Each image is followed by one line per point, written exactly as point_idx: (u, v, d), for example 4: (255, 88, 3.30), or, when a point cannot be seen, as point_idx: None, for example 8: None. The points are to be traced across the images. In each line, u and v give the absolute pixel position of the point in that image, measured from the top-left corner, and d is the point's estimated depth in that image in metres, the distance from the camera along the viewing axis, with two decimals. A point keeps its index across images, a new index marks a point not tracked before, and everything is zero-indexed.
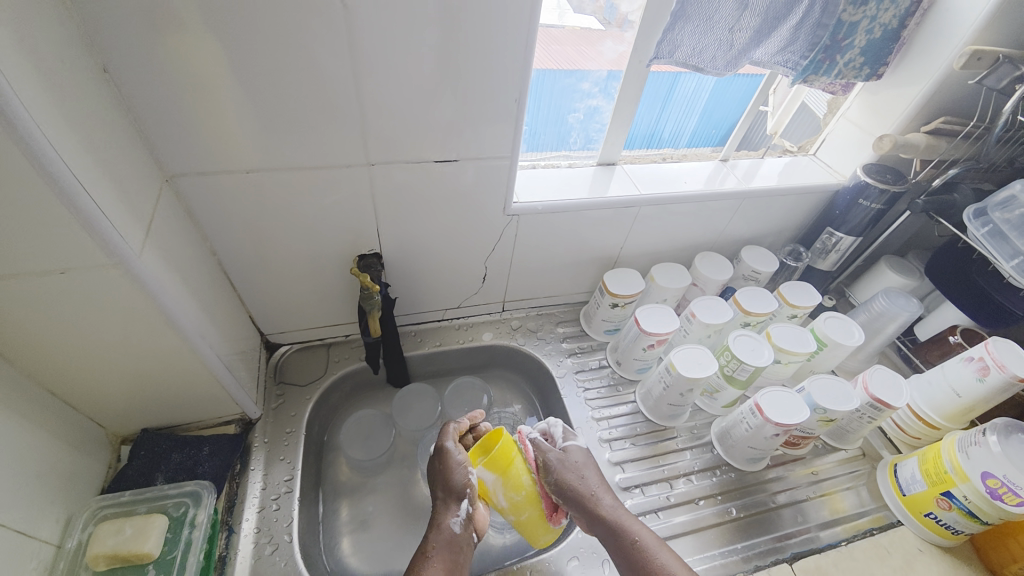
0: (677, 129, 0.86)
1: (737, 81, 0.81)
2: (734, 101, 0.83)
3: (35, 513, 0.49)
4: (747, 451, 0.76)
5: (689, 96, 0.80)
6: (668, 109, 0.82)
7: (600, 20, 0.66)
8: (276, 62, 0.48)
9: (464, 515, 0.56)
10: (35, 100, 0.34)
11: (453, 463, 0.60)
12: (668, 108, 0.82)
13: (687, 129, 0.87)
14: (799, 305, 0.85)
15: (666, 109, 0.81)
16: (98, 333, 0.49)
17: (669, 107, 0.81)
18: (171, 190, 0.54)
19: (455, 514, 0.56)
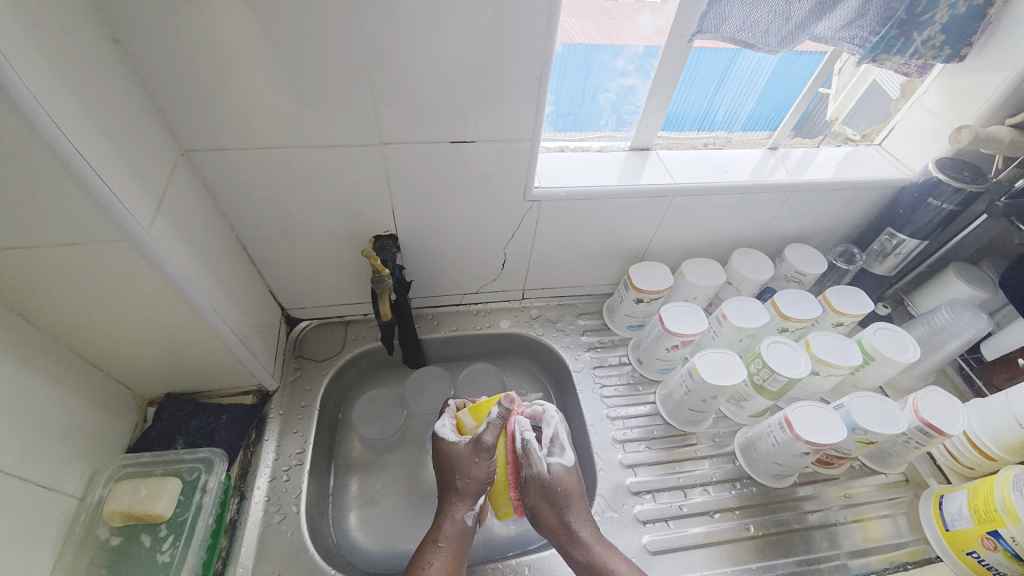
0: (732, 110, 0.78)
1: (801, 60, 0.72)
2: (797, 82, 0.74)
3: (57, 467, 0.53)
4: (773, 467, 0.71)
5: (748, 74, 0.72)
6: (724, 88, 0.74)
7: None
8: (282, 36, 0.47)
9: (478, 511, 0.63)
10: (37, 73, 0.35)
11: (482, 464, 0.63)
12: (724, 87, 0.74)
13: (744, 111, 0.79)
14: (847, 312, 0.78)
15: (722, 88, 0.74)
16: (115, 303, 0.51)
17: (726, 84, 0.73)
18: (188, 164, 0.55)
19: (468, 510, 0.62)
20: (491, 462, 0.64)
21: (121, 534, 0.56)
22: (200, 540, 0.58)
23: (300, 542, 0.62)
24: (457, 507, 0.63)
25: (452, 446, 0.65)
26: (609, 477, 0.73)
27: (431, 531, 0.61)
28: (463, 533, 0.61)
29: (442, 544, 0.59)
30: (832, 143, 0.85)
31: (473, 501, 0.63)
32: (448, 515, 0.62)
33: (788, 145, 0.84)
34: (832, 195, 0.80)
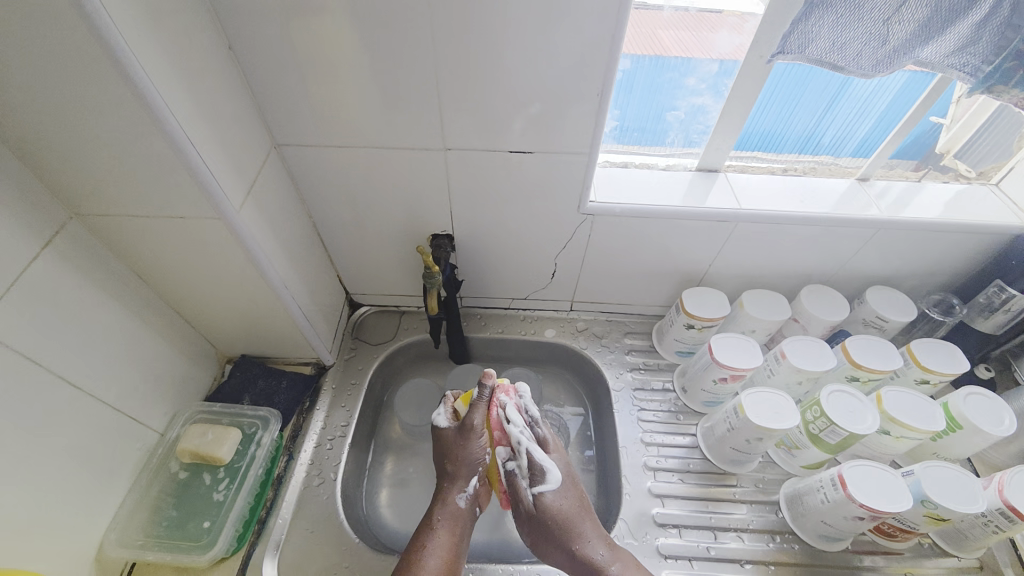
0: (842, 133, 0.71)
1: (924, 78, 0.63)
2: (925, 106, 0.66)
3: (146, 404, 0.62)
4: (821, 525, 0.64)
5: (866, 96, 0.66)
6: (835, 108, 0.67)
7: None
8: (363, 49, 0.52)
9: (470, 493, 0.66)
10: (165, 74, 0.42)
11: (473, 445, 0.67)
12: (836, 108, 0.67)
13: (857, 135, 0.71)
14: (934, 369, 0.69)
15: (833, 109, 0.67)
16: (207, 270, 0.59)
17: (839, 104, 0.67)
18: (279, 156, 0.63)
19: (461, 492, 0.66)
20: (481, 444, 0.67)
21: (188, 470, 0.64)
22: (249, 487, 0.65)
23: (332, 506, 0.67)
24: (451, 489, 0.66)
25: (443, 431, 0.70)
26: (635, 503, 0.70)
27: (428, 514, 0.65)
28: (458, 515, 0.64)
29: (437, 526, 0.63)
30: (938, 179, 0.76)
31: (466, 482, 0.66)
32: (442, 498, 0.66)
33: (880, 177, 0.76)
34: (927, 236, 0.72)
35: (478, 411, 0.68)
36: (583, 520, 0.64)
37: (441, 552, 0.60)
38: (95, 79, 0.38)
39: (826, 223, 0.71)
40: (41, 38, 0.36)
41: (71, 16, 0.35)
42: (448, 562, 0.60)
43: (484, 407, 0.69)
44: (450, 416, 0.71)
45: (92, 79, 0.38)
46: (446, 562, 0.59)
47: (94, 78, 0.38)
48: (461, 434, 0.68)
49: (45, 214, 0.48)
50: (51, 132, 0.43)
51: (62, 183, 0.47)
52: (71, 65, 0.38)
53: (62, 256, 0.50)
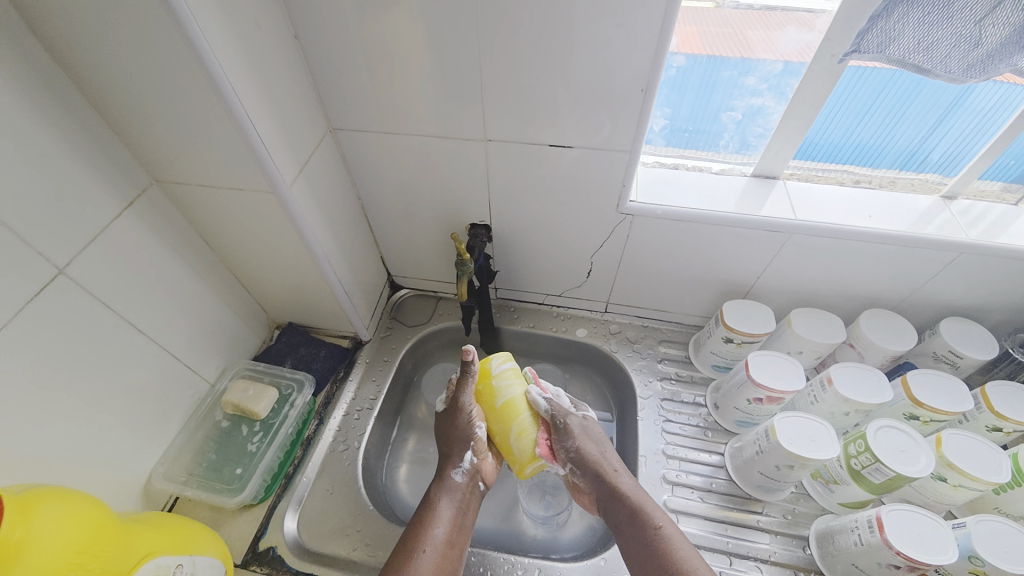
0: (955, 150, 0.64)
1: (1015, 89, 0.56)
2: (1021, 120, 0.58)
3: (202, 356, 0.69)
4: (853, 570, 0.59)
5: (987, 111, 0.59)
6: (949, 122, 0.61)
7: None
8: (414, 37, 0.54)
9: (466, 468, 0.67)
10: (234, 57, 0.46)
11: (462, 421, 0.68)
12: (949, 122, 0.61)
13: (975, 152, 0.63)
14: (1009, 417, 0.60)
15: (946, 123, 0.61)
16: (261, 240, 0.65)
17: (953, 119, 0.60)
18: (334, 139, 0.67)
19: (457, 467, 0.67)
20: (472, 420, 0.68)
21: (230, 420, 0.70)
22: (279, 443, 0.69)
23: (353, 473, 0.71)
24: (447, 465, 0.67)
25: (438, 415, 0.72)
26: None
27: (428, 493, 0.65)
28: (457, 489, 0.65)
29: (437, 501, 0.63)
30: None
31: (461, 457, 0.67)
32: (440, 478, 0.66)
33: (971, 197, 0.68)
34: (1021, 265, 0.63)
35: (465, 388, 0.69)
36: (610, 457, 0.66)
37: (444, 524, 0.61)
38: (172, 58, 0.43)
39: (896, 242, 0.65)
40: (130, 21, 0.41)
41: (156, 3, 0.39)
42: (451, 533, 0.60)
43: (470, 385, 0.69)
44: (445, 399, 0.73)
45: (171, 58, 0.43)
46: (450, 533, 0.60)
47: (173, 57, 0.43)
48: (452, 413, 0.69)
49: (129, 177, 0.54)
50: (136, 105, 0.48)
51: (145, 151, 0.54)
52: (154, 45, 0.42)
53: (140, 216, 0.56)
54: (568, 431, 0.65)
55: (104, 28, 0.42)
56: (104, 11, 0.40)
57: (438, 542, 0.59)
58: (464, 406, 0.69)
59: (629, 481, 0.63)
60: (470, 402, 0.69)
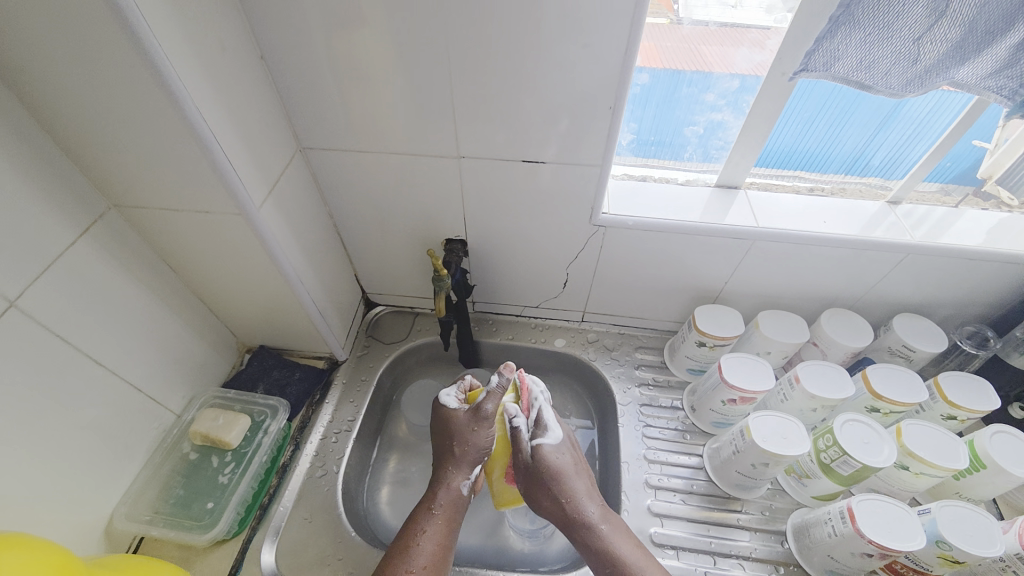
0: (895, 155, 0.69)
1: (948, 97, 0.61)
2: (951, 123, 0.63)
3: (167, 387, 0.66)
4: (830, 560, 0.61)
5: (921, 119, 0.64)
6: (886, 131, 0.65)
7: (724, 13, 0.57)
8: (383, 56, 0.54)
9: (472, 481, 0.68)
10: (197, 79, 0.45)
11: (481, 437, 0.68)
12: (887, 131, 0.65)
13: (912, 157, 0.68)
14: (963, 406, 0.65)
15: (883, 132, 0.65)
16: (230, 262, 0.63)
17: (891, 127, 0.65)
18: (304, 158, 0.66)
19: (465, 479, 0.67)
20: (488, 436, 0.69)
21: (198, 451, 0.67)
22: (252, 473, 0.66)
23: (333, 499, 0.69)
24: (452, 472, 0.67)
25: (454, 414, 0.70)
26: (633, 521, 0.69)
27: (426, 498, 0.66)
28: (457, 500, 0.66)
29: (436, 509, 0.64)
30: (975, 205, 0.73)
31: (470, 471, 0.68)
32: (444, 484, 0.67)
33: (914, 201, 0.74)
34: (960, 263, 0.68)
35: (492, 399, 0.69)
36: (578, 476, 0.67)
37: (435, 535, 0.61)
38: (133, 82, 0.42)
39: (850, 245, 0.69)
40: (86, 45, 0.39)
41: (113, 25, 0.38)
42: (442, 544, 0.61)
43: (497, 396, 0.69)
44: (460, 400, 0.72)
45: (131, 81, 0.42)
46: (442, 544, 0.61)
47: (133, 80, 0.42)
48: (474, 421, 0.69)
49: (86, 202, 0.52)
50: (95, 129, 0.46)
51: (103, 176, 0.51)
52: (112, 68, 0.41)
53: (99, 243, 0.54)
54: (539, 433, 0.68)
55: (58, 51, 0.40)
56: (59, 34, 0.39)
57: (428, 554, 0.59)
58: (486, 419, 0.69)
59: (594, 505, 0.64)
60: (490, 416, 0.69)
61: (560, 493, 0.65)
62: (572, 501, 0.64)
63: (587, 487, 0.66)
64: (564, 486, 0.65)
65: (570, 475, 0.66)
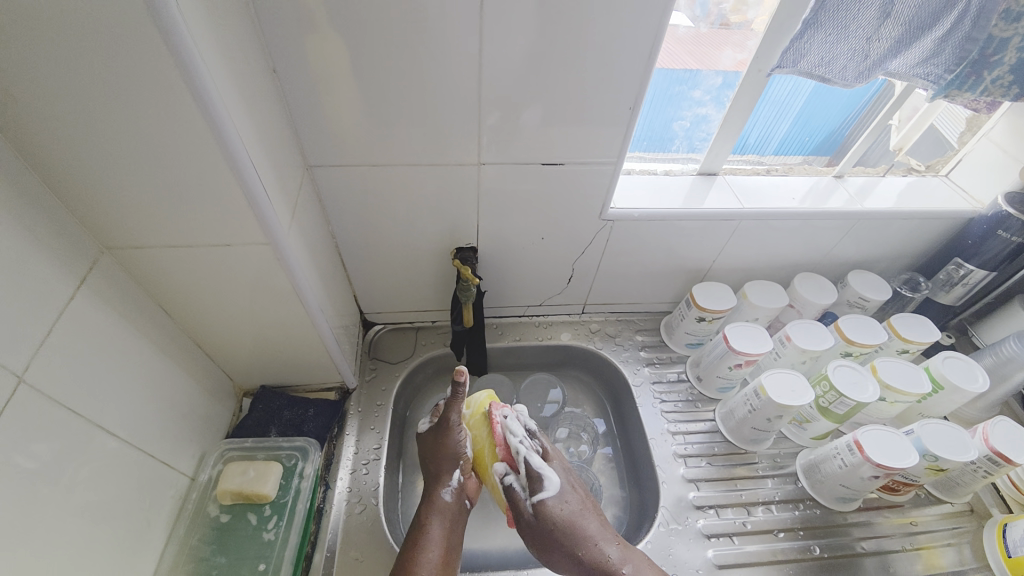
0: (765, 133, 0.79)
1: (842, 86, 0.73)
2: (835, 106, 0.75)
3: (172, 446, 0.59)
4: (838, 489, 0.71)
5: (783, 100, 0.73)
6: (757, 112, 0.75)
7: (690, 18, 0.63)
8: (403, 64, 0.53)
9: (455, 487, 0.65)
10: (232, 98, 0.42)
11: (451, 443, 0.67)
12: (756, 113, 0.75)
13: (777, 133, 0.79)
14: (914, 340, 0.78)
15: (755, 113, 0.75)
16: (240, 297, 0.57)
17: (759, 110, 0.74)
18: (309, 176, 0.62)
19: (446, 487, 0.65)
20: (461, 442, 0.67)
21: (228, 512, 0.63)
22: (299, 522, 0.63)
23: (378, 530, 0.65)
24: (435, 485, 0.65)
25: (424, 434, 0.70)
26: (672, 490, 0.74)
27: (417, 516, 0.64)
28: (447, 509, 0.64)
29: (428, 522, 0.62)
30: (897, 173, 0.87)
31: (449, 477, 0.66)
32: (429, 498, 0.65)
33: (851, 174, 0.85)
34: (898, 222, 0.82)
35: (455, 407, 0.67)
36: (588, 518, 0.63)
37: (435, 547, 0.60)
38: (173, 106, 0.39)
39: (801, 216, 0.79)
40: (118, 68, 0.36)
41: (159, 43, 0.35)
42: (443, 555, 0.59)
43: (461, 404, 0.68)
44: (431, 419, 0.71)
45: (165, 106, 0.38)
46: (442, 554, 0.59)
47: (172, 102, 0.38)
48: (440, 432, 0.67)
49: (79, 247, 0.45)
50: (103, 160, 0.41)
51: (100, 215, 0.45)
52: (146, 92, 0.37)
53: (95, 293, 0.47)
54: (538, 488, 0.63)
55: (74, 75, 0.36)
56: (81, 56, 0.35)
57: (432, 566, 0.58)
58: (454, 426, 0.67)
59: (613, 546, 0.62)
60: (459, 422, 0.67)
61: (574, 546, 0.61)
62: (589, 549, 0.61)
63: (601, 527, 0.63)
64: (578, 537, 0.61)
65: (584, 522, 0.62)
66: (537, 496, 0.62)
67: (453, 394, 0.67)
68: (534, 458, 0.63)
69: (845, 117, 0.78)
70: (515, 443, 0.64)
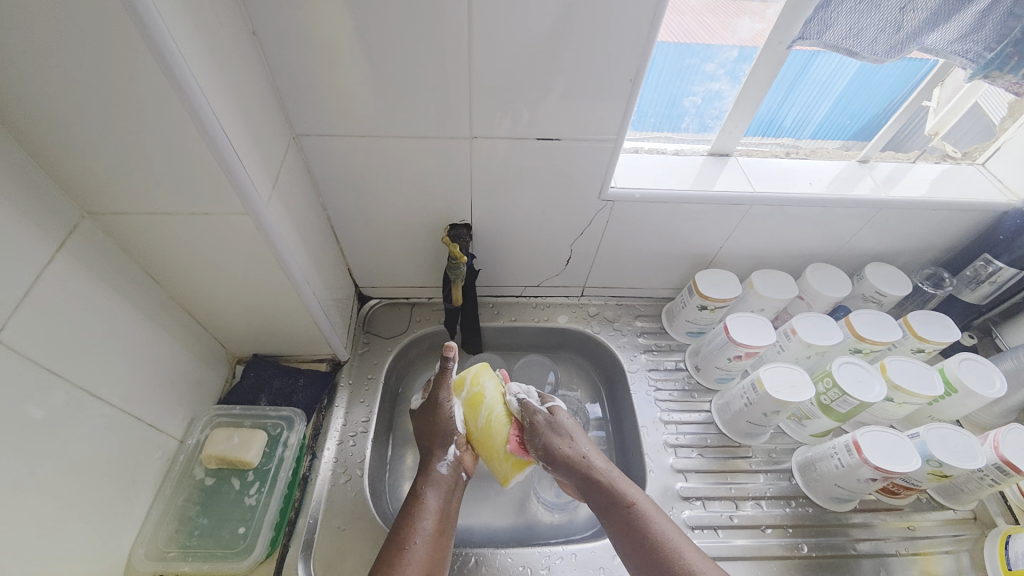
0: (802, 115, 0.74)
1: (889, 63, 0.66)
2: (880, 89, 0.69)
3: (161, 411, 0.60)
4: (833, 488, 0.69)
5: (824, 80, 0.68)
6: (795, 93, 0.70)
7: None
8: (388, 31, 0.51)
9: (451, 460, 0.66)
10: (200, 64, 0.41)
11: (443, 417, 0.67)
12: (795, 92, 0.70)
13: (816, 116, 0.74)
14: (930, 339, 0.74)
15: (794, 92, 0.69)
16: (225, 265, 0.57)
17: (798, 89, 0.69)
18: (296, 146, 0.61)
19: (443, 459, 0.65)
20: (452, 416, 0.67)
21: (214, 476, 0.65)
22: (280, 489, 0.65)
23: (361, 501, 0.66)
24: (431, 459, 0.66)
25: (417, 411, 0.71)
26: (659, 480, 0.73)
27: (412, 487, 0.64)
28: (443, 481, 0.64)
29: (423, 493, 0.62)
30: (929, 160, 0.80)
31: (444, 451, 0.66)
32: (424, 470, 0.65)
33: (879, 159, 0.80)
34: (925, 213, 0.76)
35: (443, 385, 0.68)
36: (582, 436, 0.66)
37: (431, 515, 0.60)
38: (137, 72, 0.37)
39: (821, 204, 0.74)
40: (77, 31, 0.35)
41: (117, 7, 0.34)
42: (438, 524, 0.60)
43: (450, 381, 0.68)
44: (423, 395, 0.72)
45: (131, 71, 0.37)
46: (437, 523, 0.59)
47: (133, 66, 0.37)
48: (430, 410, 0.68)
49: (57, 212, 0.45)
50: (76, 128, 0.41)
51: (76, 180, 0.45)
52: (107, 55, 0.36)
53: (77, 259, 0.48)
54: (540, 407, 0.68)
55: (35, 40, 0.35)
56: (40, 18, 0.34)
57: (427, 534, 0.58)
58: (443, 402, 0.68)
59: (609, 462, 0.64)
60: (450, 399, 0.68)
61: (568, 454, 0.63)
62: (582, 462, 0.63)
63: (594, 447, 0.66)
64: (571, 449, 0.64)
65: (579, 434, 0.66)
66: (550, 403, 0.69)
67: (441, 371, 0.67)
68: (531, 399, 0.69)
69: (891, 102, 0.72)
70: (514, 392, 0.69)
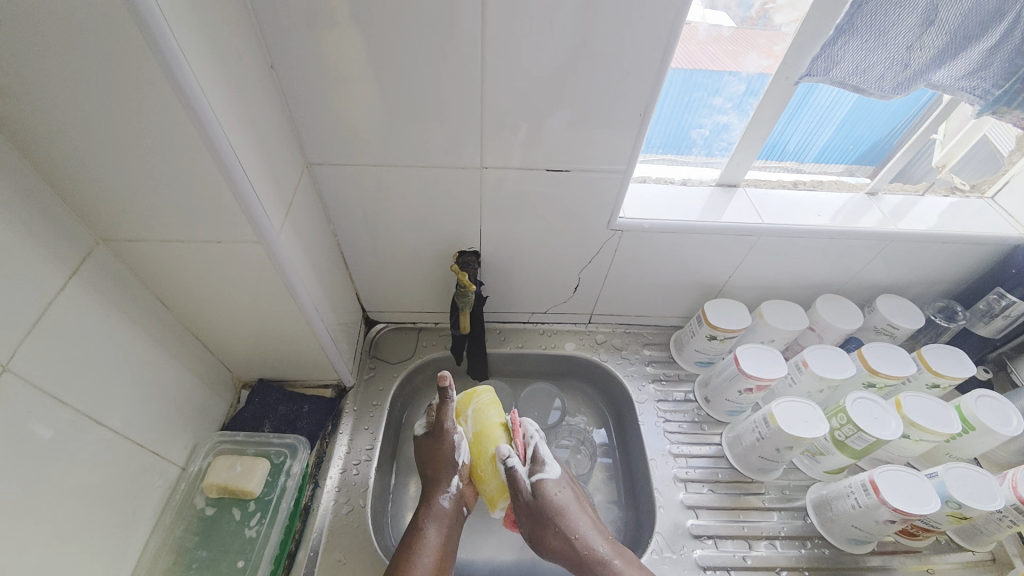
0: (805, 140, 0.74)
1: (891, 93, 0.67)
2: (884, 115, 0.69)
3: (164, 438, 0.60)
4: (851, 530, 0.67)
5: (827, 105, 0.68)
6: (799, 117, 0.70)
7: (734, 18, 0.58)
8: (402, 65, 0.52)
9: (453, 493, 0.64)
10: (219, 99, 0.42)
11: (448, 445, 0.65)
12: (798, 118, 0.70)
13: (818, 141, 0.74)
14: (945, 374, 0.72)
15: (797, 117, 0.70)
16: (235, 291, 0.57)
17: (802, 113, 0.69)
18: (309, 174, 0.62)
19: (444, 493, 0.64)
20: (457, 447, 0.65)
21: (214, 505, 0.63)
22: (281, 520, 0.63)
23: (363, 534, 0.65)
24: (434, 491, 0.64)
25: (421, 438, 0.68)
26: (669, 516, 0.71)
27: (415, 518, 0.63)
28: (445, 516, 0.62)
29: (424, 527, 0.61)
30: (938, 192, 0.80)
31: (449, 482, 0.64)
32: (427, 502, 0.63)
33: (887, 191, 0.80)
34: (936, 247, 0.75)
35: (448, 414, 0.66)
36: (581, 512, 0.63)
37: (430, 552, 0.59)
38: (160, 107, 0.39)
39: (829, 235, 0.73)
40: (107, 70, 0.36)
41: (146, 50, 0.35)
42: (439, 561, 0.59)
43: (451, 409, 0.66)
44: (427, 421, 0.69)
45: (153, 107, 0.39)
46: (435, 561, 0.58)
47: (157, 102, 0.38)
48: (437, 436, 0.66)
49: (73, 240, 0.46)
50: (97, 161, 0.42)
51: (94, 209, 0.46)
52: (134, 95, 0.38)
53: (91, 286, 0.48)
54: (536, 470, 0.64)
55: (66, 79, 0.36)
56: (70, 59, 0.35)
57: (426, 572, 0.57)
58: (449, 430, 0.66)
59: (603, 541, 0.61)
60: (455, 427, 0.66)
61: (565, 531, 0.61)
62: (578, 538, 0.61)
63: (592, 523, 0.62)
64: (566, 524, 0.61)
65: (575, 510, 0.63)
66: (537, 477, 0.63)
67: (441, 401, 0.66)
68: (542, 446, 0.66)
69: (893, 129, 0.72)
70: (530, 431, 0.66)
